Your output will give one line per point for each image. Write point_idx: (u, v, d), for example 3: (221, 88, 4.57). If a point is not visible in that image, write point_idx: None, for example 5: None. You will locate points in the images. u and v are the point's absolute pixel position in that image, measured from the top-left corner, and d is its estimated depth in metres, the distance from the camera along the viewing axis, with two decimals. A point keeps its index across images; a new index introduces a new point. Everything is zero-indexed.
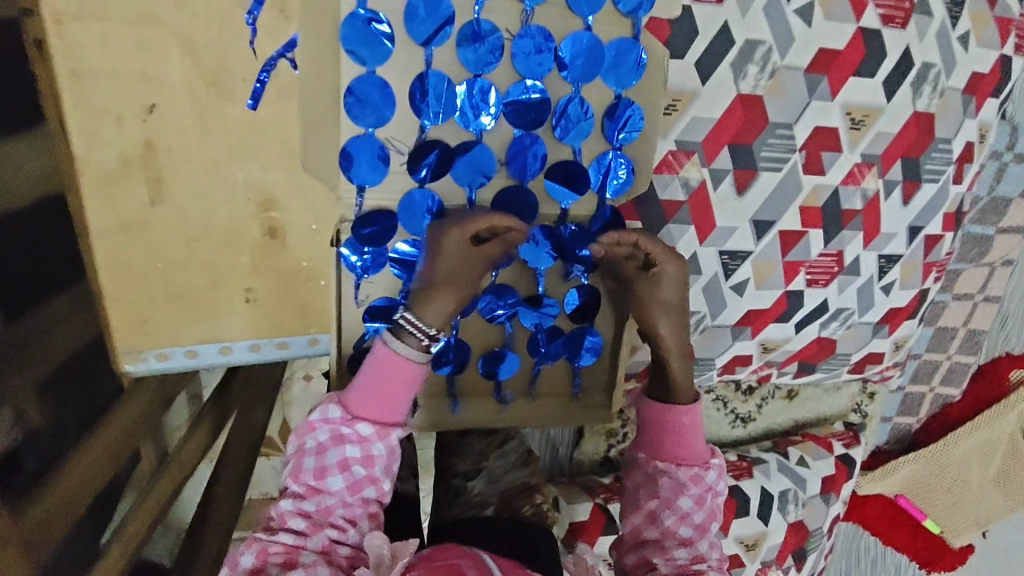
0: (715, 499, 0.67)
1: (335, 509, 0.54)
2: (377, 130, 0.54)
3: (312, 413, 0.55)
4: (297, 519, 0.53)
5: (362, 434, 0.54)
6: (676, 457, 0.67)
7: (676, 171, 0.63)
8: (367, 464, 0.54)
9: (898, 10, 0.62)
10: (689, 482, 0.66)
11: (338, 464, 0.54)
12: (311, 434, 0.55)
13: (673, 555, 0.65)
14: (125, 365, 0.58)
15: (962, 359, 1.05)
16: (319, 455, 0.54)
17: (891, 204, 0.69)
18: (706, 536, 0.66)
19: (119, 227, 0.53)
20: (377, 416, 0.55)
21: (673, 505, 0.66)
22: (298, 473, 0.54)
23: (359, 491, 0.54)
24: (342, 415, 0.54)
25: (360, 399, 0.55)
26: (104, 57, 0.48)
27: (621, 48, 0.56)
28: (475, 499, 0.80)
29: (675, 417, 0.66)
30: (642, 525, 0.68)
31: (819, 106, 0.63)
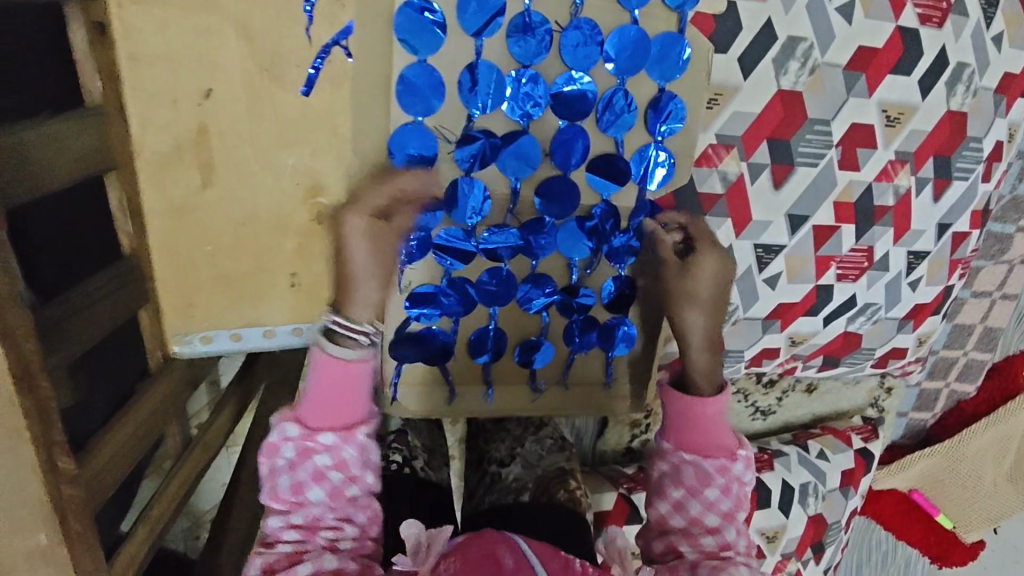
0: (741, 490, 0.67)
1: (323, 515, 0.57)
2: (427, 119, 0.56)
3: (271, 435, 0.57)
4: (289, 531, 0.56)
5: (326, 443, 0.57)
6: (699, 447, 0.67)
7: (714, 165, 0.64)
8: (342, 468, 0.57)
9: (936, 10, 0.63)
10: (715, 472, 0.66)
11: (312, 475, 0.56)
12: (276, 454, 0.57)
13: (700, 542, 0.65)
14: (172, 347, 0.58)
15: (978, 355, 1.06)
16: (291, 472, 0.56)
17: (923, 201, 0.70)
18: (732, 524, 0.66)
19: (170, 211, 0.53)
20: (336, 420, 0.58)
21: (699, 495, 0.66)
22: (275, 493, 0.56)
23: (342, 494, 0.57)
24: (301, 432, 0.57)
25: (313, 411, 0.57)
26: (161, 41, 0.48)
27: (667, 42, 0.57)
28: (511, 484, 0.83)
29: (700, 408, 0.66)
30: (668, 514, 0.67)
31: (857, 103, 0.64)
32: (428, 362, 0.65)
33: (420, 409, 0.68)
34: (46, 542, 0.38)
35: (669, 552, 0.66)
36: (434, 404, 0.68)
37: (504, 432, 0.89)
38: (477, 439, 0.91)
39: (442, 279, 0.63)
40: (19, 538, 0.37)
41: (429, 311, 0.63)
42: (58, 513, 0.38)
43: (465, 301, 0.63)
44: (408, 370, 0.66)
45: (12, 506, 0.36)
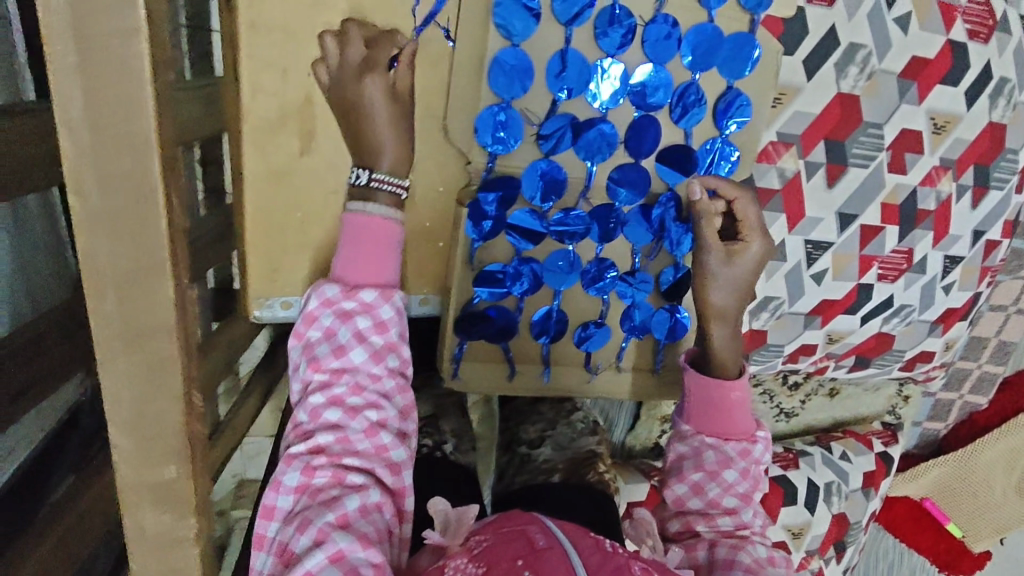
0: (760, 472, 0.67)
1: (365, 385, 0.53)
2: (514, 102, 0.58)
3: (308, 302, 0.54)
4: (330, 410, 0.52)
5: (365, 301, 0.54)
6: (722, 431, 0.67)
7: (774, 161, 0.67)
8: (382, 330, 0.54)
9: (983, 27, 0.67)
10: (736, 455, 0.66)
11: (354, 338, 0.53)
12: (315, 323, 0.53)
13: (718, 522, 0.66)
14: (254, 311, 0.61)
15: (992, 369, 1.10)
16: (330, 339, 0.53)
17: (961, 207, 0.74)
18: (750, 506, 0.66)
19: (267, 175, 0.56)
20: (374, 279, 0.55)
21: (718, 477, 0.66)
22: (316, 363, 0.52)
23: (382, 360, 0.54)
24: (340, 291, 0.54)
25: (348, 269, 0.54)
26: (281, 13, 0.51)
27: (740, 41, 0.60)
28: (543, 466, 0.84)
29: (726, 393, 0.67)
30: (685, 496, 0.68)
31: (908, 110, 0.68)
32: (492, 339, 0.67)
33: (478, 382, 0.70)
34: (175, 473, 0.39)
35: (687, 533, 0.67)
36: (494, 380, 0.71)
37: (537, 416, 0.89)
38: (508, 419, 0.92)
39: (513, 259, 0.65)
40: (148, 467, 0.39)
41: (498, 289, 0.65)
42: (191, 447, 0.39)
43: (531, 282, 0.66)
44: (470, 346, 0.68)
45: (150, 432, 0.38)
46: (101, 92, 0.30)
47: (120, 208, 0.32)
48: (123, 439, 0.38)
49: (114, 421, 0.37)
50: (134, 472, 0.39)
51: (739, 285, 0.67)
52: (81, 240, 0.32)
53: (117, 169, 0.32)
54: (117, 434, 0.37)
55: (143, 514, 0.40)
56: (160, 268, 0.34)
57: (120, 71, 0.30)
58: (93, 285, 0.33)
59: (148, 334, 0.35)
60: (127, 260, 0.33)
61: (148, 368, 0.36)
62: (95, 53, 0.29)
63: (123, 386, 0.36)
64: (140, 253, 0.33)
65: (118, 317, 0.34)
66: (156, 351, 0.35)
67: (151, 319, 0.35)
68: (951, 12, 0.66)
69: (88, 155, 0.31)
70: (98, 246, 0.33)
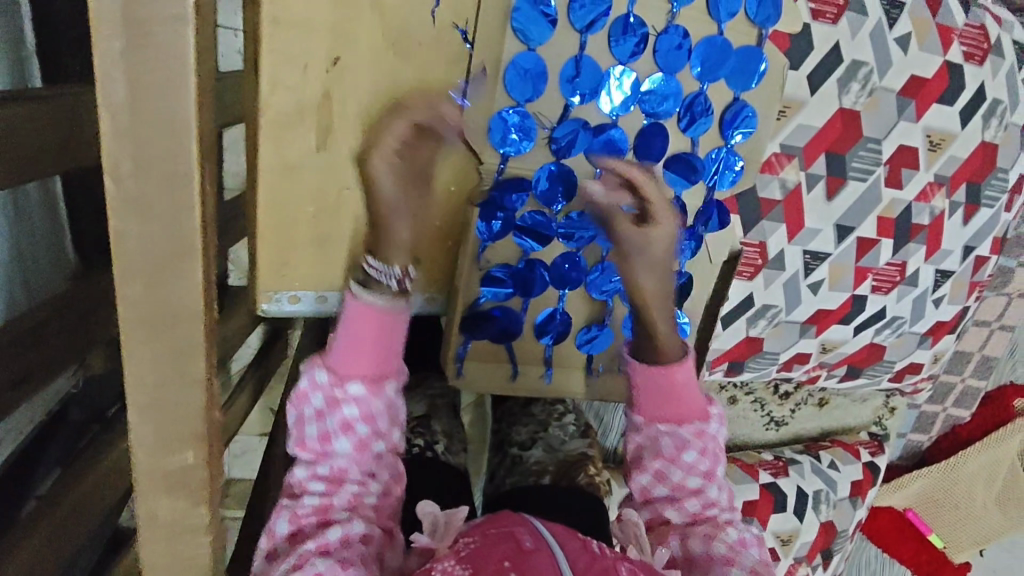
0: (717, 445, 0.67)
1: (348, 469, 0.55)
2: (528, 104, 0.60)
3: (300, 382, 0.56)
4: (315, 482, 0.55)
5: (354, 394, 0.55)
6: (673, 416, 0.66)
7: (776, 172, 0.69)
8: (368, 421, 0.56)
9: (978, 50, 0.70)
10: (692, 438, 0.65)
11: (339, 427, 0.55)
12: (305, 402, 0.55)
13: (684, 505, 0.64)
14: (261, 304, 0.61)
15: (974, 383, 1.13)
16: (319, 421, 0.55)
17: (953, 223, 0.77)
18: (713, 482, 0.65)
19: (282, 169, 0.56)
20: (365, 373, 0.56)
21: (679, 461, 0.65)
22: (302, 442, 0.55)
23: (368, 448, 0.56)
24: (331, 380, 0.55)
25: (340, 360, 0.56)
26: (303, 8, 0.51)
27: (749, 55, 0.62)
28: (533, 467, 0.83)
29: (671, 376, 0.66)
30: (650, 484, 0.66)
31: (905, 127, 0.70)
32: (495, 339, 0.68)
33: (479, 382, 0.71)
34: (193, 459, 0.40)
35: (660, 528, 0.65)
36: (495, 380, 0.71)
37: (529, 416, 0.89)
38: (501, 419, 0.92)
39: (520, 260, 0.65)
40: (167, 453, 0.39)
41: (503, 289, 0.66)
42: (209, 434, 0.40)
43: (537, 283, 0.66)
44: (473, 346, 0.69)
45: (170, 417, 0.38)
46: (144, 78, 0.31)
47: (156, 192, 0.33)
48: (143, 424, 0.38)
49: (135, 405, 0.38)
50: (150, 457, 0.39)
51: (660, 267, 0.64)
52: (116, 223, 0.33)
53: (154, 153, 0.32)
54: (137, 418, 0.38)
55: (155, 500, 0.40)
56: (191, 254, 0.34)
57: (164, 57, 0.30)
58: (124, 267, 0.34)
59: (175, 319, 0.36)
60: (158, 243, 0.34)
61: (175, 352, 0.37)
62: (142, 40, 0.30)
63: (147, 369, 0.37)
64: (172, 237, 0.34)
65: (147, 299, 0.35)
66: (184, 336, 0.36)
67: (180, 303, 0.35)
68: (949, 34, 0.68)
69: (128, 140, 0.32)
70: (132, 229, 0.33)
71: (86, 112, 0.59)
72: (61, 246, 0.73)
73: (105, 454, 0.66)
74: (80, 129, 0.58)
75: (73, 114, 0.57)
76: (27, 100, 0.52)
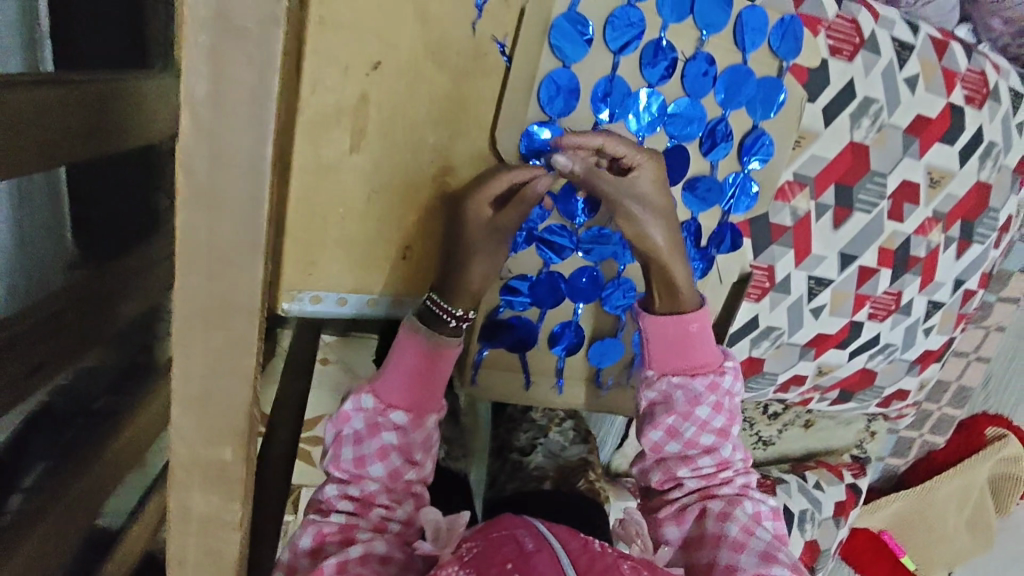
0: (732, 400, 0.66)
1: (377, 495, 0.56)
2: (561, 120, 0.61)
3: (345, 404, 0.58)
4: (344, 502, 0.56)
5: (395, 422, 0.57)
6: (686, 367, 0.65)
7: (788, 200, 0.71)
8: (405, 450, 0.57)
9: (978, 93, 0.74)
10: (705, 390, 0.64)
11: (377, 451, 0.56)
12: (347, 423, 0.57)
13: (699, 465, 0.64)
14: (282, 304, 0.60)
15: (951, 411, 1.16)
16: (357, 444, 0.56)
17: (947, 256, 0.80)
18: (728, 441, 0.65)
19: (315, 169, 0.56)
20: (408, 404, 0.58)
21: (692, 417, 0.64)
22: (338, 462, 0.56)
23: (399, 477, 0.57)
24: (375, 406, 0.57)
25: (387, 389, 0.58)
26: (349, 10, 0.52)
27: (770, 85, 0.64)
28: (534, 472, 0.84)
29: (684, 326, 0.65)
30: (662, 442, 0.65)
31: (909, 163, 0.73)
32: (510, 348, 0.69)
33: (492, 390, 0.72)
34: (231, 457, 0.39)
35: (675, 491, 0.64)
36: (509, 389, 0.72)
37: (529, 422, 0.90)
38: (498, 425, 0.92)
39: (541, 272, 0.67)
40: (209, 448, 0.39)
41: (521, 299, 0.67)
42: (249, 431, 0.40)
43: (554, 295, 0.68)
44: (490, 354, 0.70)
45: (214, 412, 0.38)
46: (229, 74, 0.31)
47: (226, 186, 0.33)
48: (186, 418, 0.38)
49: (179, 399, 0.38)
50: (190, 452, 0.39)
51: (661, 212, 0.62)
52: (183, 215, 0.33)
53: (228, 146, 0.32)
54: (181, 412, 0.38)
55: (192, 495, 0.40)
56: (253, 251, 0.34)
57: (251, 54, 0.31)
58: (187, 259, 0.34)
59: (230, 313, 0.36)
60: (222, 237, 0.34)
61: (229, 345, 0.36)
62: (233, 37, 0.30)
63: (197, 362, 0.37)
64: (237, 233, 0.34)
65: (206, 292, 0.35)
66: (237, 330, 0.36)
67: (237, 298, 0.35)
68: (953, 77, 0.72)
69: (204, 134, 0.32)
70: (198, 222, 0.33)
71: (116, 101, 0.58)
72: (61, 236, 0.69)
73: (103, 450, 0.64)
74: (105, 117, 0.56)
75: (99, 102, 0.55)
76: (57, 84, 0.49)
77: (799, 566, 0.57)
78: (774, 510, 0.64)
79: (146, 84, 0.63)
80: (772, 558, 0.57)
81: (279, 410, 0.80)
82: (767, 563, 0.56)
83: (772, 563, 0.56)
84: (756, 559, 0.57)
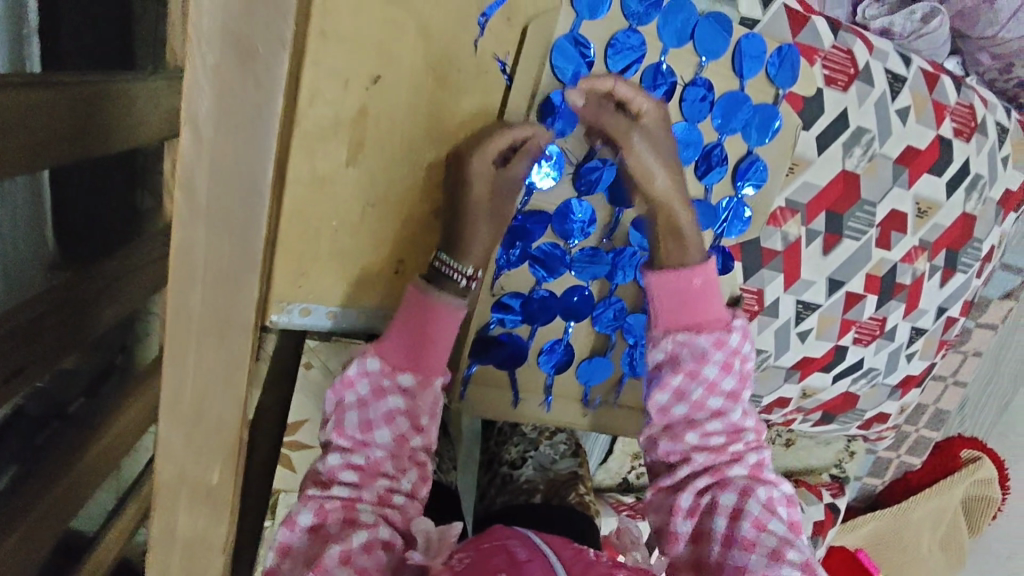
0: (742, 361, 0.64)
1: (383, 462, 0.55)
2: (558, 141, 0.62)
3: (349, 369, 0.57)
4: (347, 472, 0.54)
5: (402, 385, 0.57)
6: (693, 323, 0.63)
7: (780, 225, 0.72)
8: (412, 414, 0.56)
9: (967, 127, 0.76)
10: (711, 346, 0.63)
11: (383, 416, 0.55)
12: (350, 388, 0.56)
13: (707, 428, 0.62)
14: (271, 316, 0.59)
15: (927, 433, 1.18)
16: (361, 409, 0.55)
17: (932, 284, 0.82)
18: (737, 404, 0.64)
19: (310, 181, 0.55)
20: (416, 365, 0.58)
21: (699, 376, 0.62)
22: (342, 428, 0.55)
23: (405, 442, 0.56)
24: (382, 368, 0.57)
25: (395, 350, 0.57)
26: (351, 25, 0.51)
27: (766, 112, 0.64)
28: (524, 486, 0.84)
29: (687, 280, 0.63)
30: (669, 404, 0.63)
31: (898, 193, 0.74)
32: (500, 364, 0.69)
33: (480, 407, 0.71)
34: (218, 477, 0.39)
35: (682, 466, 0.62)
36: (497, 406, 0.71)
37: (519, 435, 0.89)
38: (488, 439, 0.92)
39: (533, 289, 0.66)
40: (197, 468, 0.38)
41: (512, 317, 0.67)
42: (238, 451, 0.39)
43: (544, 312, 0.67)
44: (478, 370, 0.69)
45: (204, 431, 0.37)
46: (233, 95, 0.30)
47: (225, 209, 0.32)
48: (175, 437, 0.37)
49: (169, 417, 0.37)
50: (178, 471, 0.38)
51: (668, 156, 0.61)
52: (179, 234, 0.32)
53: (228, 169, 0.31)
54: (169, 431, 0.37)
55: (177, 514, 0.39)
56: (250, 271, 0.34)
57: (258, 76, 0.30)
58: (181, 280, 0.33)
59: (226, 331, 0.35)
60: (219, 258, 0.33)
61: (222, 367, 0.36)
62: (240, 58, 0.29)
63: (188, 381, 0.36)
64: (236, 254, 0.33)
65: (200, 313, 0.34)
66: (232, 351, 0.35)
67: (234, 317, 0.35)
68: (942, 110, 0.74)
69: (204, 155, 0.31)
70: (195, 241, 0.33)
71: (104, 105, 0.56)
72: (42, 236, 0.66)
73: (79, 457, 0.62)
74: (92, 119, 0.54)
75: (86, 103, 0.53)
76: (43, 87, 0.48)
77: (810, 565, 0.56)
78: (787, 496, 0.62)
79: (136, 86, 0.61)
80: (782, 557, 0.55)
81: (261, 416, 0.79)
82: (777, 562, 0.55)
83: (782, 562, 0.55)
84: (765, 559, 0.55)
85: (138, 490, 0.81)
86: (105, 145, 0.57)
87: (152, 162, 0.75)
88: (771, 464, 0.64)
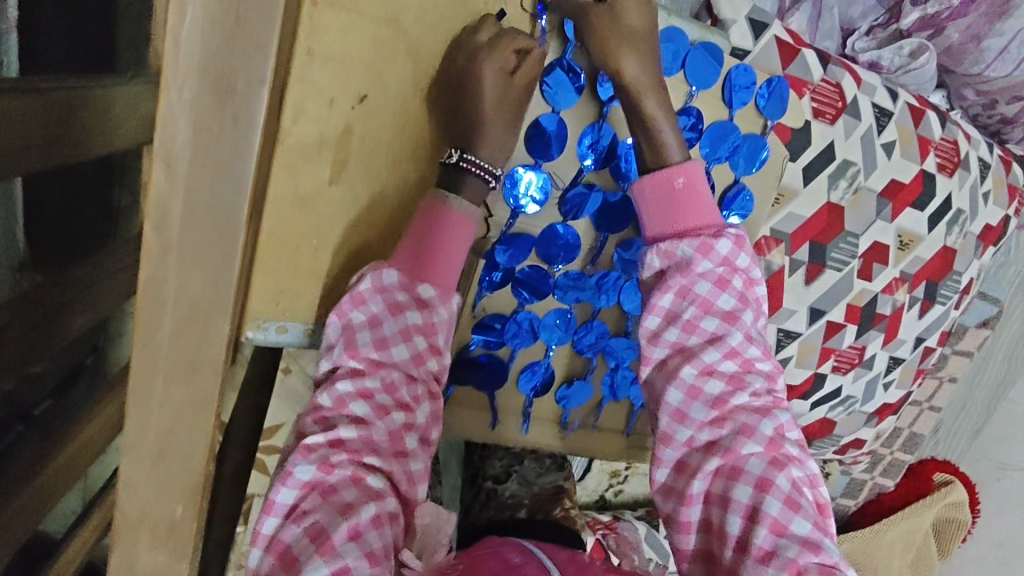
0: (739, 277, 0.58)
1: (400, 385, 0.51)
2: (546, 164, 0.62)
3: (361, 284, 0.53)
4: (358, 403, 0.50)
5: (422, 297, 0.54)
6: (678, 230, 0.59)
7: (764, 254, 0.72)
8: (428, 332, 0.53)
9: (950, 162, 0.77)
10: (695, 253, 0.58)
11: (399, 333, 0.52)
12: (361, 306, 0.52)
13: (702, 357, 0.56)
14: (246, 332, 0.56)
15: (901, 456, 1.19)
16: (374, 328, 0.52)
17: (911, 316, 0.82)
18: (736, 327, 0.57)
19: (292, 199, 0.54)
20: (435, 278, 0.55)
21: (689, 293, 0.57)
22: (355, 349, 0.51)
23: (422, 363, 0.53)
24: (398, 280, 0.53)
25: (412, 260, 0.54)
26: (340, 43, 0.50)
27: (755, 142, 0.64)
28: (508, 501, 0.83)
29: (668, 182, 0.58)
30: (661, 329, 0.59)
31: (880, 225, 0.75)
32: (479, 386, 0.68)
33: (459, 431, 0.70)
34: (182, 512, 0.38)
35: (683, 428, 0.56)
36: (475, 429, 0.70)
37: (504, 450, 0.88)
38: (471, 453, 0.90)
39: (516, 311, 0.66)
40: (160, 503, 0.37)
41: (493, 339, 0.66)
42: (203, 487, 0.38)
43: (527, 335, 0.67)
44: (457, 391, 0.68)
45: (168, 467, 0.36)
46: (210, 130, 0.29)
47: (200, 245, 0.31)
48: (138, 471, 0.36)
49: (133, 451, 0.36)
50: (141, 506, 0.37)
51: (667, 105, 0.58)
52: (149, 268, 0.31)
53: (202, 205, 0.30)
54: (131, 465, 0.36)
55: (138, 547, 0.39)
56: (223, 306, 0.33)
57: (237, 112, 0.29)
58: (148, 316, 0.32)
59: (193, 368, 0.34)
60: (191, 296, 0.32)
61: (191, 402, 0.35)
62: (217, 94, 0.28)
63: (153, 416, 0.35)
64: (208, 291, 0.32)
65: (168, 350, 0.33)
66: (198, 389, 0.35)
67: (203, 355, 0.34)
68: (927, 145, 0.75)
69: (178, 188, 0.30)
70: (166, 276, 0.32)
71: (84, 112, 0.54)
72: (12, 235, 0.63)
73: (45, 465, 0.60)
74: (67, 127, 0.52)
75: (62, 109, 0.51)
76: (20, 93, 0.46)
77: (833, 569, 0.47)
78: (810, 473, 0.54)
79: (115, 91, 0.59)
80: (800, 569, 0.47)
81: (233, 426, 0.77)
82: None
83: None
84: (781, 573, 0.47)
85: (103, 499, 0.78)
86: (83, 150, 0.55)
87: (130, 163, 0.71)
88: (790, 431, 0.55)
